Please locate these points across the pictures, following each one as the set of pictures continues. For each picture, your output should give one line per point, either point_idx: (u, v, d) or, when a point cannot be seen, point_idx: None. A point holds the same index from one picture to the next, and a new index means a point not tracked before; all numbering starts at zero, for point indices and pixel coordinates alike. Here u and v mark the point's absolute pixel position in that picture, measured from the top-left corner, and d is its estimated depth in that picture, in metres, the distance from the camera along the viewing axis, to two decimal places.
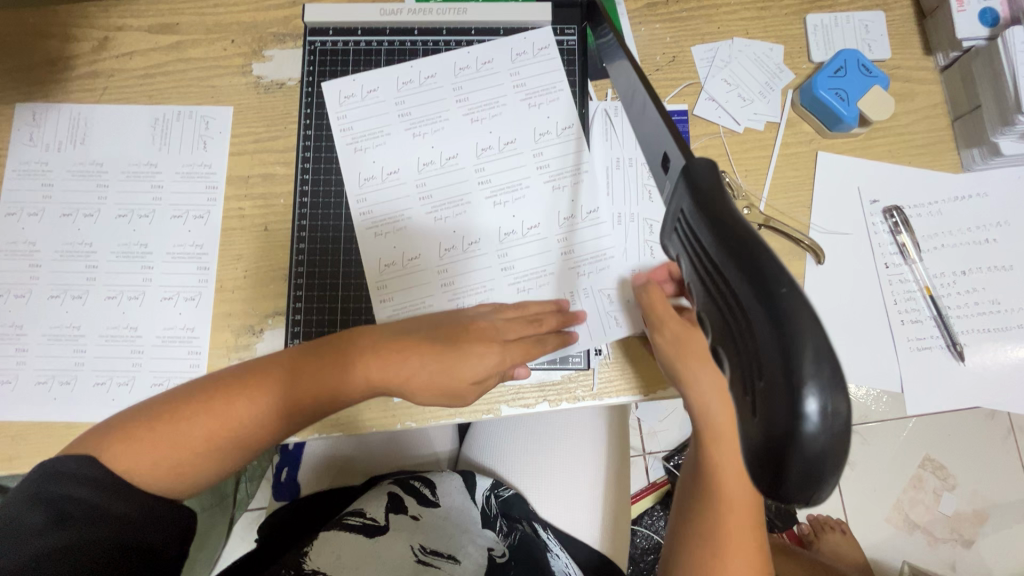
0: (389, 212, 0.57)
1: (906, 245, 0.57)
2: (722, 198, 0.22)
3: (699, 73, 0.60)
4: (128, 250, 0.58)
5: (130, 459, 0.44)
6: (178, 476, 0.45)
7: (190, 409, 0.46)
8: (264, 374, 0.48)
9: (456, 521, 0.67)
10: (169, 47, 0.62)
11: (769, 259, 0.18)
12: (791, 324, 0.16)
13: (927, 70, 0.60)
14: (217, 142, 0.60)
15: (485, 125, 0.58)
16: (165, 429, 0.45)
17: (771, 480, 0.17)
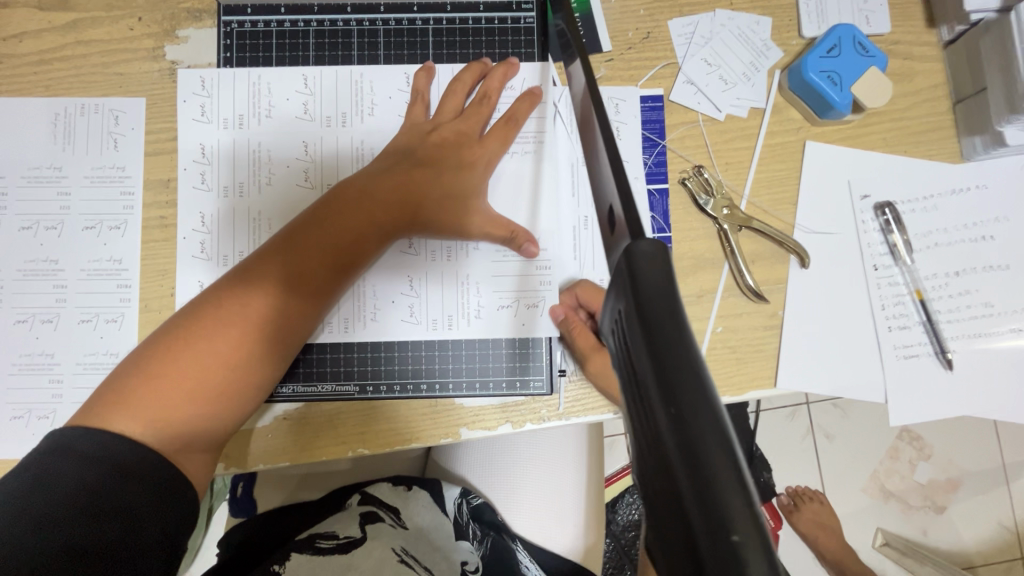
0: (319, 167, 0.52)
1: (898, 245, 0.53)
2: (674, 321, 0.18)
3: (676, 52, 0.53)
4: (37, 268, 0.52)
5: (147, 411, 0.40)
6: (204, 419, 0.42)
7: (187, 347, 0.42)
8: (252, 277, 0.44)
9: (431, 535, 0.66)
10: (65, 27, 0.53)
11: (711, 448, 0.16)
12: (733, 547, 0.16)
13: (930, 45, 0.54)
14: (129, 141, 0.52)
15: (403, 68, 0.52)
16: (176, 372, 0.41)
17: None
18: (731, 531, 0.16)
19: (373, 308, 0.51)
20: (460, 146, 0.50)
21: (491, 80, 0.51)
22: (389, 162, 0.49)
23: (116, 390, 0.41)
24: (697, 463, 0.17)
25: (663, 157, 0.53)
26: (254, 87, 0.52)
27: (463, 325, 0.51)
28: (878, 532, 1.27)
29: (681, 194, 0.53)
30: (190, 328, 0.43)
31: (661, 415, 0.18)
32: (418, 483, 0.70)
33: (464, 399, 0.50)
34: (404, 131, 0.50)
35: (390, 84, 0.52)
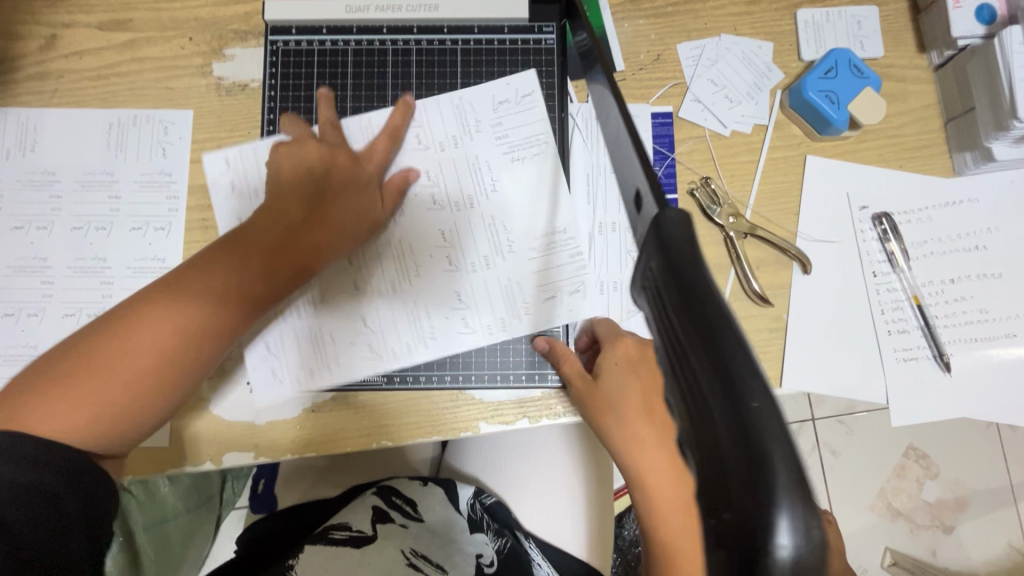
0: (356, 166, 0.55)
1: (895, 253, 0.56)
2: (697, 260, 0.19)
3: (684, 73, 0.58)
4: (86, 265, 0.55)
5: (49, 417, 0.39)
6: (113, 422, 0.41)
7: (99, 347, 0.42)
8: (188, 284, 0.44)
9: (442, 532, 0.67)
10: (122, 45, 0.58)
11: (738, 349, 0.17)
12: (759, 433, 0.16)
13: (921, 69, 0.58)
14: (176, 148, 0.57)
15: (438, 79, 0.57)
16: (93, 367, 0.41)
17: None
18: (760, 422, 0.16)
19: (343, 312, 0.53)
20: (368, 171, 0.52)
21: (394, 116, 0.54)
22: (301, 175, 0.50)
23: (27, 393, 0.40)
24: (721, 356, 0.17)
25: (673, 169, 0.57)
26: (296, 99, 0.56)
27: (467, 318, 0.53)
28: (886, 551, 1.26)
29: (690, 204, 0.56)
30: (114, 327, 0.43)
31: (686, 323, 0.18)
32: (433, 480, 0.73)
33: (485, 395, 0.53)
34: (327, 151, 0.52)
35: (491, 97, 0.56)
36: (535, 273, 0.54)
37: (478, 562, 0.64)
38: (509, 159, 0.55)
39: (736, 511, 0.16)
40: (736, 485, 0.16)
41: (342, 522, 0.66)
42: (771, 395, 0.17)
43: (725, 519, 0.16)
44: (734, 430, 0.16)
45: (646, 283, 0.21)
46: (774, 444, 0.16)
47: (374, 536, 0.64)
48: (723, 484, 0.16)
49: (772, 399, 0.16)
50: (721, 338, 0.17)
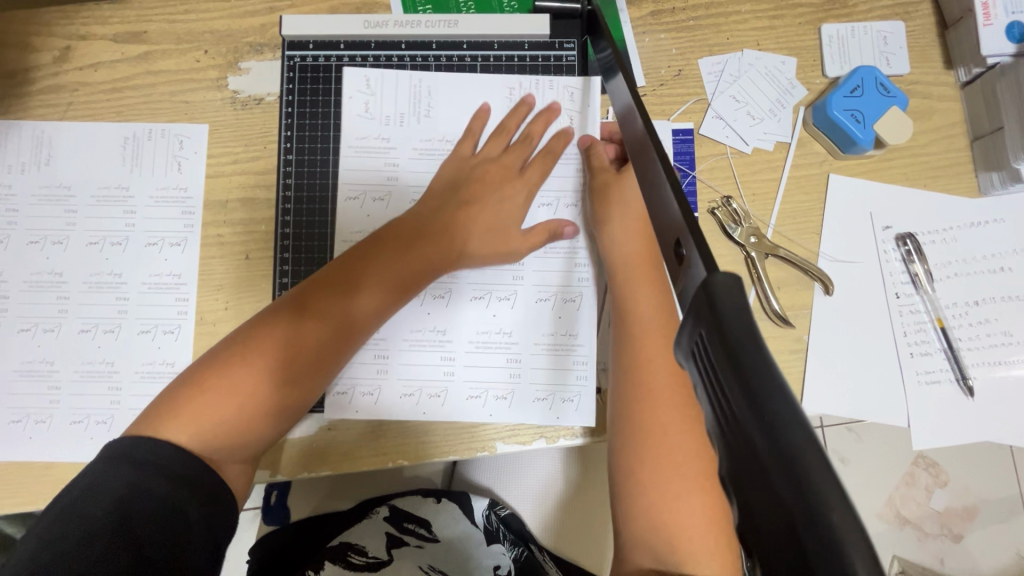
0: (375, 180, 0.55)
1: (919, 275, 0.55)
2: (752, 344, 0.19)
3: (706, 89, 0.57)
4: (101, 280, 0.55)
5: (195, 424, 0.43)
6: (243, 431, 0.45)
7: (221, 366, 0.45)
8: (295, 302, 0.48)
9: (458, 545, 0.68)
10: (137, 58, 0.57)
11: (808, 451, 0.16)
12: (838, 553, 0.15)
13: (947, 86, 0.57)
14: (192, 163, 0.56)
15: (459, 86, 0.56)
16: (209, 398, 0.44)
17: None
18: (838, 541, 0.15)
19: (410, 350, 0.53)
20: (504, 181, 0.54)
21: (536, 123, 0.55)
22: (438, 198, 0.53)
23: (153, 411, 0.44)
24: (792, 459, 0.16)
25: (694, 188, 0.56)
26: (314, 115, 0.56)
27: (519, 338, 0.53)
28: (894, 559, 1.26)
29: (710, 222, 0.56)
30: (233, 348, 0.46)
31: (749, 418, 0.18)
32: (446, 496, 0.73)
33: (502, 417, 0.53)
34: (451, 160, 0.55)
35: (399, 103, 0.55)
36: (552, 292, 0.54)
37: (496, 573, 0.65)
38: (430, 118, 0.56)
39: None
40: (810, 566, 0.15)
41: (356, 544, 0.66)
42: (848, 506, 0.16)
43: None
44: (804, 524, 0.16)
45: (698, 347, 0.20)
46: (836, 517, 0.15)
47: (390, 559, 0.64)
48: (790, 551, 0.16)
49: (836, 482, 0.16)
50: (790, 437, 0.17)
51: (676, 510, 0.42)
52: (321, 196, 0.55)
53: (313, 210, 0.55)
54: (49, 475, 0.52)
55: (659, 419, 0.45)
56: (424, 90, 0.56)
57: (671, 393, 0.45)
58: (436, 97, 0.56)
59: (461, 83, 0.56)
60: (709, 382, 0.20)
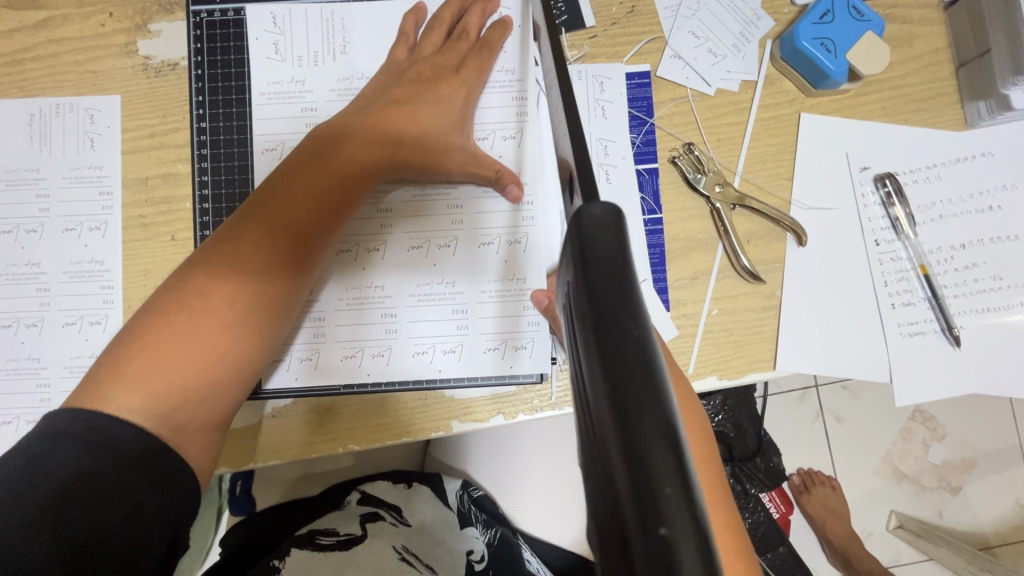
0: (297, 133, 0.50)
1: (900, 219, 0.50)
2: (618, 268, 0.20)
3: (662, 25, 0.51)
4: (18, 271, 0.51)
5: (144, 384, 0.38)
6: (200, 392, 0.40)
7: (158, 325, 0.40)
8: (230, 240, 0.42)
9: (431, 530, 0.67)
10: (36, 26, 0.52)
11: (632, 363, 0.18)
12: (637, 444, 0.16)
13: (929, 8, 0.52)
14: (106, 139, 0.52)
15: (383, 21, 0.51)
16: (156, 356, 0.39)
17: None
18: (639, 436, 0.16)
19: (351, 309, 0.49)
20: (440, 79, 0.49)
21: (471, 17, 0.50)
22: (369, 98, 0.48)
23: (92, 383, 0.39)
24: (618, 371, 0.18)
25: (652, 136, 0.51)
26: (230, 78, 0.51)
27: (464, 289, 0.49)
28: (892, 514, 1.25)
29: (672, 173, 0.51)
30: (168, 303, 0.41)
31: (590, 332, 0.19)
32: (417, 479, 0.70)
33: (454, 391, 0.49)
34: (385, 68, 0.49)
35: (312, 40, 0.50)
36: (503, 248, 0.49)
37: (468, 559, 0.65)
38: (347, 54, 0.51)
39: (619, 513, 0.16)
40: (621, 499, 0.16)
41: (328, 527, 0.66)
42: (661, 414, 0.17)
43: (647, 519, 0.16)
44: (627, 451, 0.16)
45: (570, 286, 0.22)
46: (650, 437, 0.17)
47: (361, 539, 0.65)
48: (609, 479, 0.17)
49: (657, 400, 0.17)
50: (620, 353, 0.18)
51: None
52: (241, 158, 0.51)
53: (232, 174, 0.51)
54: None
55: None
56: (337, 24, 0.50)
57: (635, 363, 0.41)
58: (352, 32, 0.51)
59: (380, 15, 0.51)
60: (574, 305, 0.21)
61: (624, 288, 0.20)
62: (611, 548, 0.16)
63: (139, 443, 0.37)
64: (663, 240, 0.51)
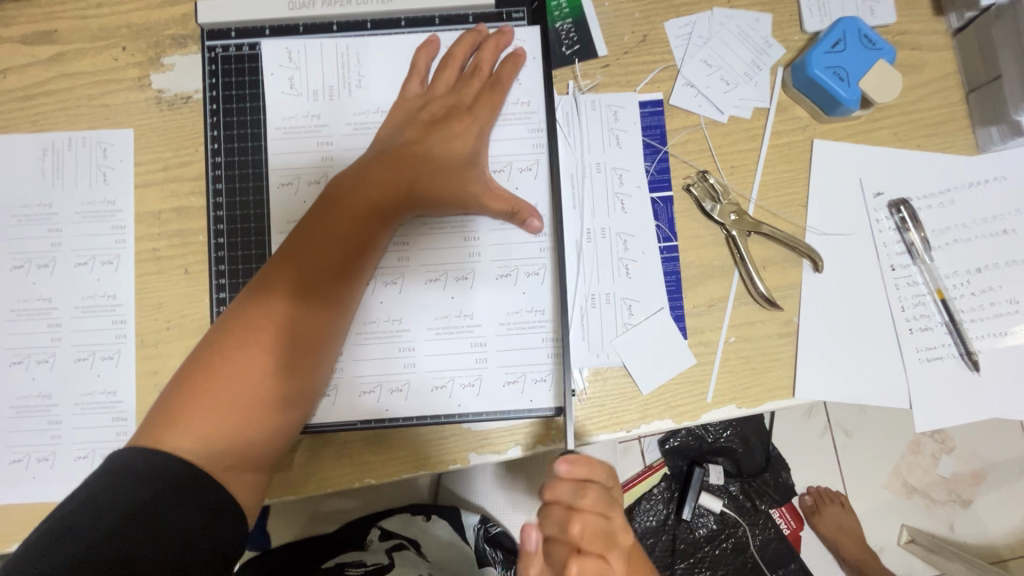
0: (312, 166, 0.50)
1: (915, 244, 0.50)
2: None
3: (674, 54, 0.52)
4: (30, 307, 0.51)
5: (198, 429, 0.40)
6: (248, 433, 0.41)
7: (208, 372, 0.41)
8: (272, 287, 0.44)
9: (452, 564, 0.65)
10: (49, 60, 0.52)
11: None
12: None
13: (938, 34, 0.52)
14: (119, 173, 0.51)
15: (396, 55, 0.51)
16: (209, 406, 0.40)
17: None
18: None
19: (365, 341, 0.49)
20: (453, 117, 0.48)
21: (485, 51, 0.50)
22: (383, 140, 0.48)
23: (148, 428, 0.40)
24: None
25: (666, 164, 0.51)
26: (244, 111, 0.51)
27: (481, 321, 0.49)
28: (903, 529, 1.24)
29: (686, 201, 0.51)
30: (217, 350, 0.42)
31: None
32: (435, 512, 0.69)
33: (471, 424, 0.49)
34: (398, 105, 0.50)
35: (326, 74, 0.50)
36: (518, 277, 0.49)
37: None
38: (362, 88, 0.51)
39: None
40: None
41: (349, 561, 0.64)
42: None
43: None
44: None
45: None
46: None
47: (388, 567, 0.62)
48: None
49: None
50: None
51: None
52: (256, 191, 0.50)
53: (247, 206, 0.50)
54: None
55: None
56: (352, 56, 0.51)
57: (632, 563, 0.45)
58: (365, 64, 0.51)
59: (394, 48, 0.51)
60: None
61: None
62: None
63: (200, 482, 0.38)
64: (679, 268, 0.51)
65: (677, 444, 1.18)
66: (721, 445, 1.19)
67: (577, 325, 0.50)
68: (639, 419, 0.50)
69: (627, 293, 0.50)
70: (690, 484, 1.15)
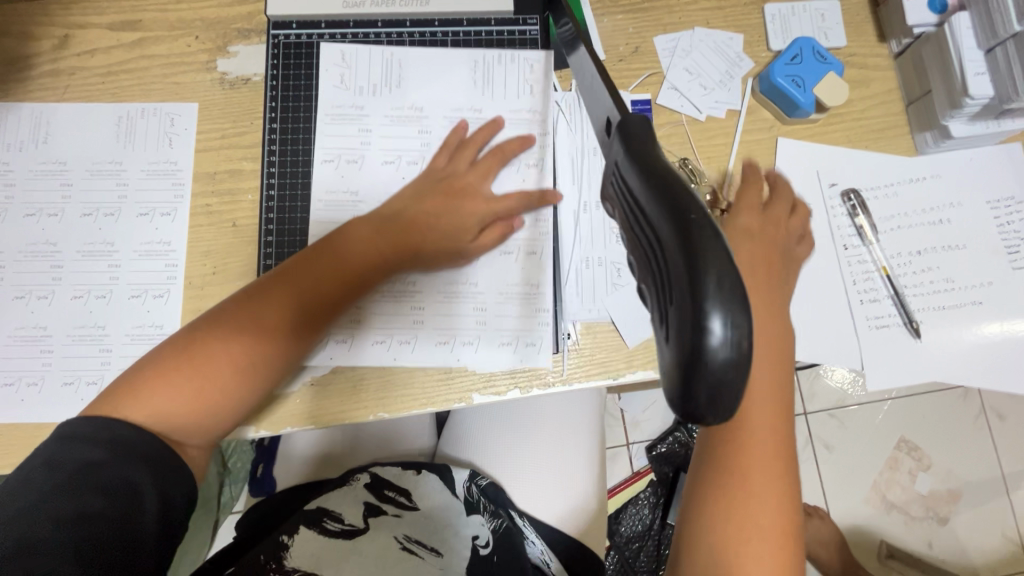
0: (354, 134, 0.59)
1: (864, 227, 0.59)
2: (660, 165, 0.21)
3: (661, 63, 0.62)
4: (94, 249, 0.58)
5: (153, 407, 0.46)
6: (207, 422, 0.48)
7: (174, 362, 0.47)
8: (253, 311, 0.49)
9: (437, 516, 0.69)
10: (131, 44, 0.61)
11: (689, 198, 0.18)
12: (698, 253, 0.17)
13: (882, 57, 0.62)
14: (182, 139, 0.60)
15: (427, 48, 0.60)
16: (170, 385, 0.46)
17: (680, 398, 0.18)
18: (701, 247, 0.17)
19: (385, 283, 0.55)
20: (471, 194, 0.55)
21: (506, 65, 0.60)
22: (405, 200, 0.54)
23: (121, 387, 0.46)
24: (670, 200, 0.18)
25: None
26: (296, 91, 0.60)
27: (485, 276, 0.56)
28: (882, 544, 1.27)
29: None
30: (190, 347, 0.47)
31: (666, 230, 0.18)
32: (426, 468, 0.74)
33: (477, 365, 0.55)
34: (426, 172, 0.56)
35: (370, 61, 0.60)
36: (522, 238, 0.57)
37: (473, 543, 0.67)
38: (401, 88, 0.59)
39: (678, 337, 0.17)
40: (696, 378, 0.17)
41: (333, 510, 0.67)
42: (726, 256, 0.17)
43: (682, 217, 0.18)
44: (688, 274, 0.17)
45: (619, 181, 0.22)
46: (711, 259, 0.17)
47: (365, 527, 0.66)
48: (670, 282, 0.18)
49: (718, 238, 0.17)
50: (693, 219, 0.17)
51: (744, 554, 0.38)
52: (305, 153, 0.59)
53: (297, 165, 0.59)
54: (40, 434, 0.54)
55: (754, 488, 0.39)
56: (392, 49, 0.60)
57: (763, 461, 0.40)
58: (403, 55, 0.60)
59: (427, 43, 0.60)
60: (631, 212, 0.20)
61: (670, 190, 0.19)
62: (652, 266, 0.18)
63: (147, 446, 0.44)
64: None
65: (664, 450, 1.21)
66: None
67: (576, 283, 0.57)
68: (625, 368, 0.56)
69: (617, 257, 0.58)
70: (675, 489, 1.17)
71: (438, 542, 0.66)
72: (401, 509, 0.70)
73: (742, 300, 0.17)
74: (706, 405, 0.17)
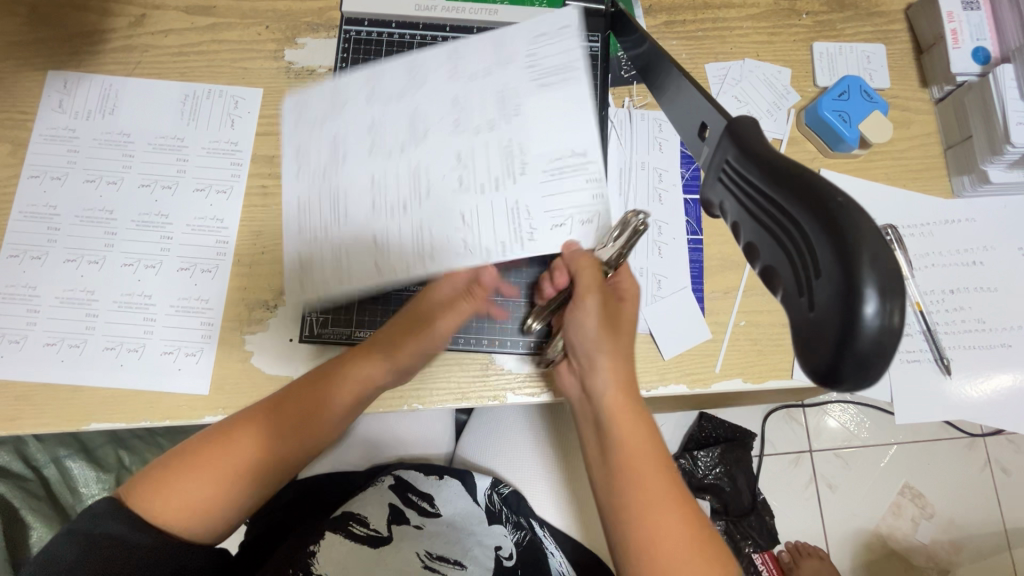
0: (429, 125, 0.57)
1: (900, 262, 0.60)
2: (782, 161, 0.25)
3: (711, 89, 0.64)
4: (148, 219, 0.59)
5: (178, 502, 0.46)
6: (235, 501, 0.49)
7: (192, 453, 0.48)
8: (246, 421, 0.50)
9: (459, 523, 0.69)
10: (204, 28, 0.64)
11: (828, 191, 0.22)
12: (851, 237, 0.20)
13: (923, 101, 0.64)
14: (245, 121, 0.62)
15: (527, 47, 0.57)
16: (194, 474, 0.47)
17: (830, 363, 0.21)
18: (851, 229, 0.21)
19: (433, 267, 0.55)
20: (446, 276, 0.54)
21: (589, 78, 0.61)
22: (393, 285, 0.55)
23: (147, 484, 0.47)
24: (813, 196, 0.22)
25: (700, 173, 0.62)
26: None
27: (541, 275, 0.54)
28: None
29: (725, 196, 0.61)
30: (202, 446, 0.48)
31: (805, 219, 0.22)
32: (447, 472, 0.74)
33: (511, 364, 0.58)
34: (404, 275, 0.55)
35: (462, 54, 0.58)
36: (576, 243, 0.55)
37: (497, 553, 0.67)
38: (494, 79, 0.57)
39: (831, 312, 0.21)
40: (841, 341, 0.20)
41: (359, 514, 0.67)
42: (878, 240, 0.20)
43: (829, 205, 0.21)
44: (835, 255, 0.21)
45: (735, 180, 0.27)
46: (866, 240, 0.20)
47: (389, 537, 0.65)
48: (817, 261, 0.21)
49: (865, 221, 0.21)
50: (842, 209, 0.21)
51: (664, 534, 0.44)
52: None
53: None
54: (78, 396, 0.55)
55: (647, 484, 0.46)
56: (482, 40, 0.58)
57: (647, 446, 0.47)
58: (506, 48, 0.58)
59: (523, 39, 0.58)
60: (766, 210, 0.24)
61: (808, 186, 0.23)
62: (795, 255, 0.23)
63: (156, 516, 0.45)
64: (703, 258, 0.60)
65: None
66: (709, 483, 1.21)
67: None
68: (658, 380, 0.57)
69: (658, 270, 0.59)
70: None
71: (462, 555, 0.64)
72: (423, 518, 0.69)
73: (893, 279, 0.20)
74: (853, 370, 0.21)
